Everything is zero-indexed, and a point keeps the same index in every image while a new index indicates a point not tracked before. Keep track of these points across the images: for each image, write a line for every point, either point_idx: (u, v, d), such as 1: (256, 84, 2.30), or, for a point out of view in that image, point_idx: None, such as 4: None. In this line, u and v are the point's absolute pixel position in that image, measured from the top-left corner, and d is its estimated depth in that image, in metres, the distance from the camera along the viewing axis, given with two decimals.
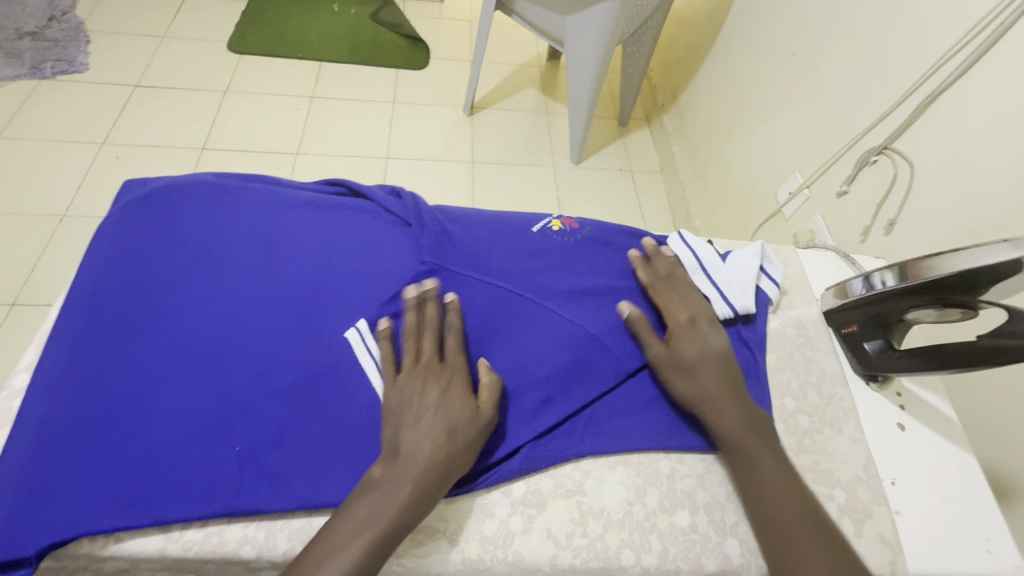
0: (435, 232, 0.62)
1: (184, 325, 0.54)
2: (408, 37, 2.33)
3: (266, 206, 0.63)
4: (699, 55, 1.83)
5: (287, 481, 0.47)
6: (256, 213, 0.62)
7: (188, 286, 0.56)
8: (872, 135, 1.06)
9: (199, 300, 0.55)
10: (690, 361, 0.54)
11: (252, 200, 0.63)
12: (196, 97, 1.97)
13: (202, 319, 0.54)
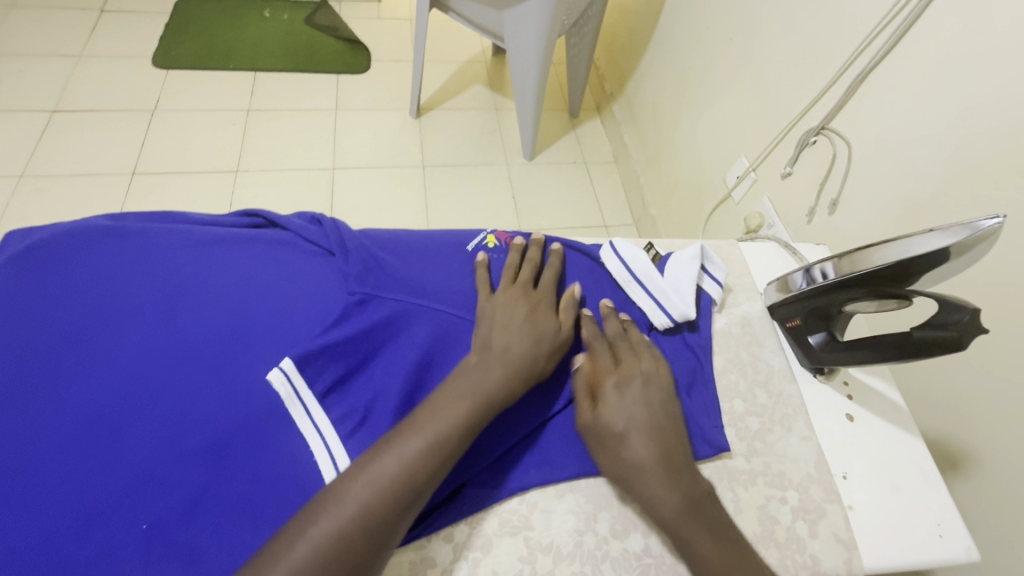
0: (362, 258, 0.58)
1: (78, 391, 0.48)
2: (346, 40, 2.24)
3: (172, 248, 0.58)
4: (642, 42, 1.82)
5: (205, 555, 0.43)
6: (161, 257, 0.57)
7: (83, 346, 0.51)
8: (810, 115, 1.06)
9: (98, 359, 0.50)
10: (620, 431, 0.49)
11: (157, 243, 0.58)
12: (122, 119, 1.85)
13: (99, 383, 0.49)
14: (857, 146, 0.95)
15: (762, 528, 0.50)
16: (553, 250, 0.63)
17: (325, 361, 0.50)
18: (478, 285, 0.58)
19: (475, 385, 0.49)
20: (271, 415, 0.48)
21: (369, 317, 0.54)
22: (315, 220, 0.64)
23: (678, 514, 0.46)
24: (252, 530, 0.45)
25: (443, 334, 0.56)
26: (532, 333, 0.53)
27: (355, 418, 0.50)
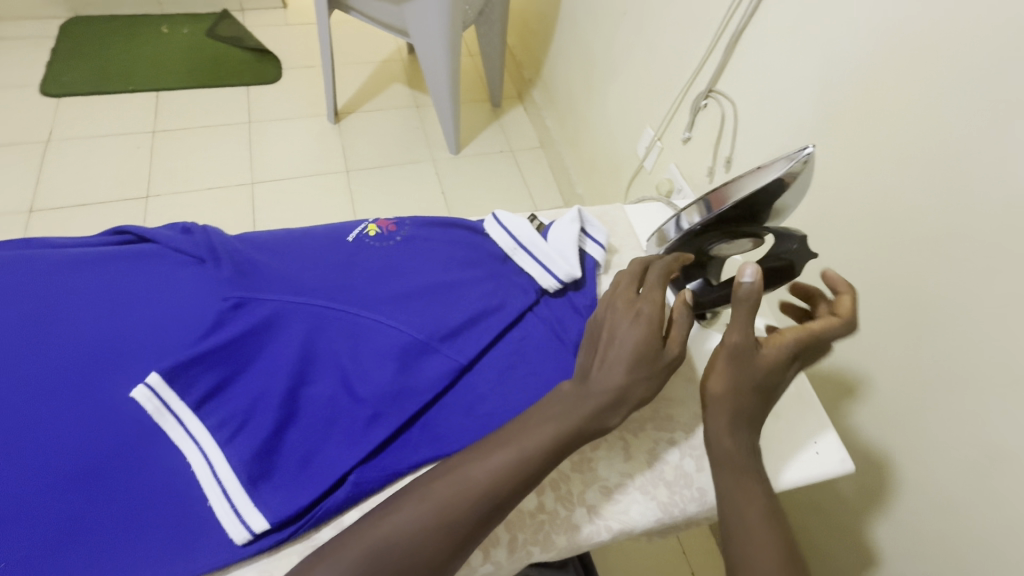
0: (236, 262, 0.57)
1: None
2: (254, 50, 2.17)
3: (23, 276, 0.55)
4: (550, 26, 1.84)
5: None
6: (10, 287, 0.54)
7: None
8: (698, 80, 1.10)
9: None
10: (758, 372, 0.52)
11: (6, 272, 0.55)
12: (13, 154, 1.73)
13: None
14: (740, 104, 1.00)
15: (651, 468, 0.52)
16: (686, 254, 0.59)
17: (197, 372, 0.49)
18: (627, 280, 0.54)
19: (563, 413, 0.48)
20: (146, 432, 0.48)
21: (246, 320, 0.52)
22: (186, 227, 0.61)
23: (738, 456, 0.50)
24: (125, 553, 0.44)
25: (322, 327, 0.54)
26: (627, 361, 0.49)
27: (233, 424, 0.49)
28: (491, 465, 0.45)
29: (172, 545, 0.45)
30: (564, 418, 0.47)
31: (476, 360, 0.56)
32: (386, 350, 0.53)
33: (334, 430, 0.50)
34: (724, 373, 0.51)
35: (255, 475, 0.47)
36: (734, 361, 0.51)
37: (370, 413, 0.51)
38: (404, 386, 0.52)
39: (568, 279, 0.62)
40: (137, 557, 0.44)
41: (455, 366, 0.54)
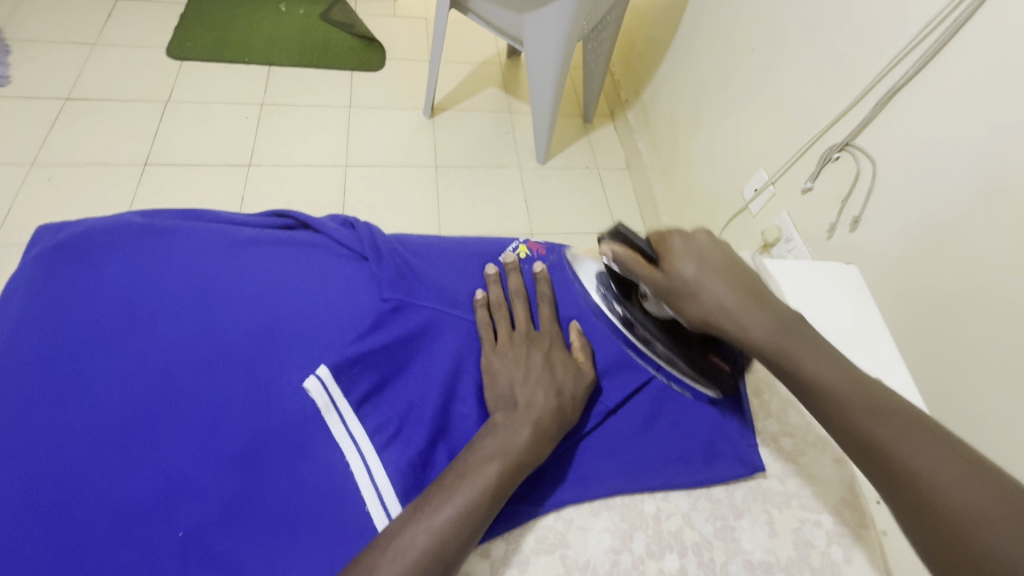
0: (396, 264, 0.59)
1: (110, 394, 0.48)
2: (361, 37, 2.24)
3: (200, 247, 0.57)
4: (659, 50, 1.82)
5: (238, 564, 0.43)
6: (190, 257, 0.56)
7: (113, 349, 0.50)
8: (832, 132, 1.06)
9: (122, 360, 0.49)
10: (695, 279, 0.53)
11: (185, 240, 0.58)
12: (135, 109, 1.84)
13: (128, 387, 0.48)
14: (882, 164, 0.95)
15: (798, 551, 0.49)
16: (573, 328, 0.59)
17: (362, 370, 0.50)
18: (482, 330, 0.56)
19: (505, 446, 0.46)
20: (309, 422, 0.48)
21: (404, 324, 0.54)
22: (348, 221, 0.66)
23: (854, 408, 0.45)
24: (287, 539, 0.44)
25: (470, 346, 0.56)
26: (553, 382, 0.52)
27: (390, 429, 0.49)
28: (449, 514, 0.42)
29: (336, 541, 0.44)
30: (505, 452, 0.46)
31: (619, 406, 0.56)
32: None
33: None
34: (715, 288, 0.53)
35: (410, 485, 0.47)
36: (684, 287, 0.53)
37: None
38: None
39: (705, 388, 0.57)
40: (299, 547, 0.44)
41: (603, 410, 0.54)
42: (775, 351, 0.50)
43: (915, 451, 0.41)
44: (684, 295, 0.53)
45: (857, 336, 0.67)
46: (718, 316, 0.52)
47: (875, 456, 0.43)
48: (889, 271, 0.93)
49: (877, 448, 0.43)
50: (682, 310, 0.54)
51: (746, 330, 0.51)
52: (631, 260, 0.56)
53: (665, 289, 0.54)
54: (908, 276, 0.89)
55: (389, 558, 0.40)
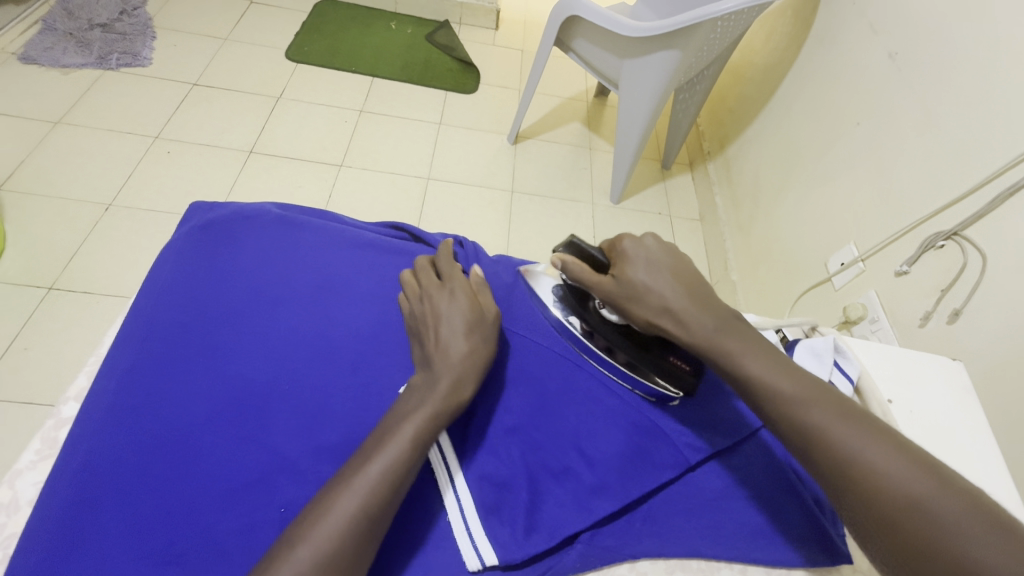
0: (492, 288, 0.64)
1: (235, 367, 0.52)
2: (460, 61, 2.36)
3: (328, 244, 0.64)
4: (752, 109, 1.81)
5: None
6: (319, 251, 0.63)
7: (241, 326, 0.55)
8: (939, 219, 1.02)
9: (250, 336, 0.54)
10: (640, 287, 0.55)
11: (315, 236, 0.65)
12: (250, 101, 2.00)
13: (252, 361, 0.53)
14: (992, 259, 0.90)
15: None
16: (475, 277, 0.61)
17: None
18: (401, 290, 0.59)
19: (423, 405, 0.48)
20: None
21: None
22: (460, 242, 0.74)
23: (794, 394, 0.48)
24: None
25: (548, 369, 0.58)
26: (462, 330, 0.53)
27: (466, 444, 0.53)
28: (373, 473, 0.43)
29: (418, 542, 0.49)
30: (422, 410, 0.47)
31: (699, 463, 0.54)
32: (617, 421, 0.55)
33: (563, 485, 0.52)
34: (660, 289, 0.54)
35: (489, 503, 0.50)
36: (624, 299, 0.55)
37: (595, 483, 0.52)
38: (629, 463, 0.53)
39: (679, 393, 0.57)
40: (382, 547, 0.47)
41: (683, 462, 0.53)
42: (721, 355, 0.51)
43: (792, 382, 0.48)
44: (631, 300, 0.55)
45: (961, 436, 0.63)
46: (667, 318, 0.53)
47: (758, 390, 0.49)
48: (990, 375, 0.87)
49: (758, 383, 0.49)
50: (630, 313, 0.55)
51: (687, 335, 0.53)
52: (581, 273, 0.58)
53: (617, 296, 0.56)
54: (1011, 381, 0.83)
55: (316, 516, 0.42)
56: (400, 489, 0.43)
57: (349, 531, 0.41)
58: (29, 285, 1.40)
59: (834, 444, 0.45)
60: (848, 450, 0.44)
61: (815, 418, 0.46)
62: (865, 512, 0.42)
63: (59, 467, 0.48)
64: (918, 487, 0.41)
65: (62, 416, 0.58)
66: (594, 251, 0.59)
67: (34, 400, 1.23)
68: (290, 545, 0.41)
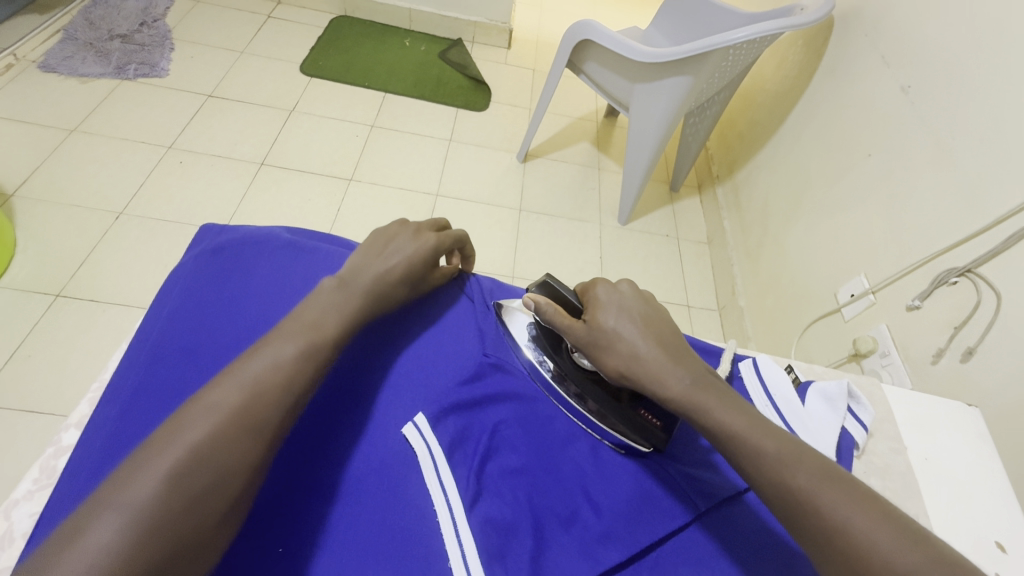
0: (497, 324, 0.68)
1: None
2: (472, 78, 2.38)
3: (335, 272, 0.67)
4: (762, 134, 1.81)
5: None
6: (325, 279, 0.66)
7: None
8: (952, 255, 1.01)
9: None
10: (610, 337, 0.58)
11: (323, 264, 0.68)
12: (264, 113, 2.02)
13: None
14: (1007, 298, 0.89)
15: None
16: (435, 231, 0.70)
17: (461, 422, 0.58)
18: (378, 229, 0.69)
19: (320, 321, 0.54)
20: (403, 471, 0.54)
21: (493, 383, 0.62)
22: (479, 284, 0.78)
23: (772, 449, 0.48)
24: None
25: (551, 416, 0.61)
26: (398, 256, 0.63)
27: (474, 485, 0.53)
28: (236, 396, 0.46)
29: None
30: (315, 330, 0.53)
31: (704, 512, 0.55)
32: (621, 469, 0.58)
33: (570, 533, 0.51)
34: (633, 338, 0.58)
35: (492, 549, 0.48)
36: (593, 345, 0.59)
37: (602, 530, 0.52)
38: (634, 511, 0.54)
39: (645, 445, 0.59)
40: None
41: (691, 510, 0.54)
42: (690, 406, 0.53)
43: (768, 437, 0.49)
44: (602, 349, 0.58)
45: (980, 487, 0.61)
46: (639, 370, 0.56)
47: (719, 432, 0.51)
48: (1006, 418, 0.85)
49: (720, 428, 0.51)
50: (602, 363, 0.58)
51: (665, 388, 0.54)
52: (556, 317, 0.60)
53: (588, 342, 0.59)
54: None
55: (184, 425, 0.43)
56: (286, 385, 0.48)
57: (218, 441, 0.43)
58: (37, 292, 1.40)
59: (783, 481, 0.47)
60: (798, 488, 0.46)
61: (767, 448, 0.48)
62: (818, 549, 0.44)
63: (53, 497, 0.48)
64: (887, 544, 0.42)
65: (62, 443, 0.59)
66: (560, 291, 0.62)
67: (35, 408, 1.23)
68: (179, 428, 0.43)
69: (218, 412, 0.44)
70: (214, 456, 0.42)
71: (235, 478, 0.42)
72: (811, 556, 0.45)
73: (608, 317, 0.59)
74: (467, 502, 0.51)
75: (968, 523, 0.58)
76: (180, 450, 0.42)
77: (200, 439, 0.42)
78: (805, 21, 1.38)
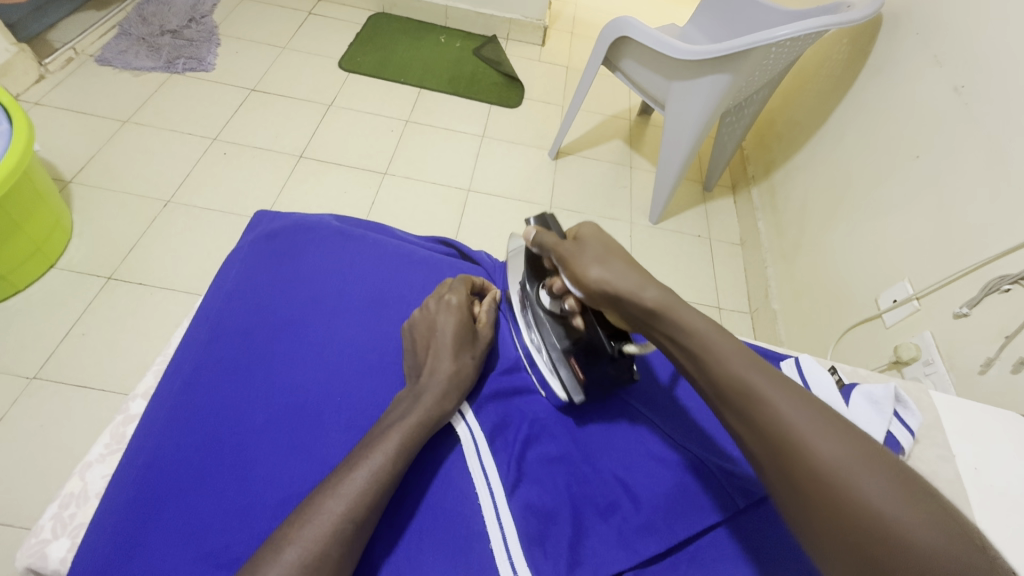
0: None
1: (290, 377, 0.58)
2: (506, 75, 2.39)
3: (381, 260, 0.72)
4: (802, 134, 1.77)
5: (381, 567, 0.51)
6: (370, 266, 0.71)
7: (296, 334, 0.62)
8: (1004, 261, 0.97)
9: (303, 346, 0.61)
10: (588, 252, 0.60)
11: (369, 251, 0.72)
12: (303, 107, 2.07)
13: (306, 372, 0.59)
14: None
15: None
16: (489, 299, 0.72)
17: (500, 410, 0.63)
18: (447, 291, 0.68)
19: (411, 410, 0.56)
20: (454, 458, 0.58)
21: (523, 380, 0.67)
22: None
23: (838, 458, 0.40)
24: (425, 552, 0.52)
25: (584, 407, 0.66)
26: (451, 349, 0.61)
27: (514, 473, 0.57)
28: (359, 481, 0.49)
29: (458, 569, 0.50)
30: (415, 417, 0.55)
31: (747, 508, 0.56)
32: (658, 462, 0.60)
33: (609, 522, 0.55)
34: (605, 253, 0.59)
35: (533, 534, 0.52)
36: (571, 259, 0.61)
37: (643, 521, 0.54)
38: (674, 505, 0.55)
39: (564, 396, 0.63)
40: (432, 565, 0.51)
41: (731, 506, 0.55)
42: (660, 307, 0.53)
43: (831, 442, 0.41)
44: (577, 263, 0.60)
45: None
46: (611, 279, 0.57)
47: (685, 334, 0.51)
48: None
49: (685, 329, 0.51)
50: (577, 274, 0.60)
51: (639, 290, 0.54)
52: (548, 238, 0.66)
53: (569, 254, 0.62)
54: None
55: (303, 522, 0.47)
56: (388, 485, 0.50)
57: (339, 542, 0.46)
58: (90, 274, 1.47)
59: (738, 378, 0.47)
60: (749, 384, 0.46)
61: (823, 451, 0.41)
62: (758, 442, 0.45)
63: (124, 465, 0.53)
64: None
65: (130, 412, 0.63)
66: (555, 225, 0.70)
67: (87, 384, 1.29)
68: (295, 529, 0.46)
69: (342, 506, 0.48)
70: (338, 556, 0.46)
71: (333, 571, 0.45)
72: (753, 455, 0.46)
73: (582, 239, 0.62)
74: (506, 496, 0.55)
75: (1013, 534, 0.56)
76: (305, 546, 0.45)
77: (322, 542, 0.45)
78: (854, 18, 1.34)
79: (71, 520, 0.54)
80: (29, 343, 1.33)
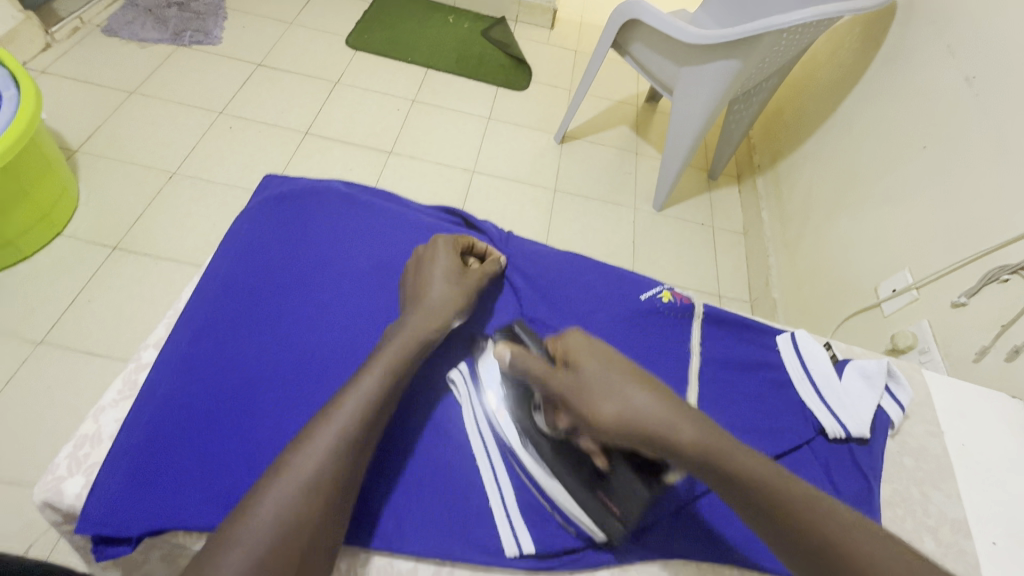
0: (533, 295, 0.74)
1: (298, 333, 0.61)
2: (513, 57, 2.38)
3: (388, 225, 0.73)
4: (810, 123, 1.76)
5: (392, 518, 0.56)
6: (377, 231, 0.72)
7: (304, 293, 0.64)
8: (1005, 252, 0.97)
9: (311, 304, 0.63)
10: (592, 383, 0.52)
11: (376, 216, 0.73)
12: (310, 83, 2.07)
13: (313, 329, 0.61)
14: None
15: None
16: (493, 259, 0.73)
17: None
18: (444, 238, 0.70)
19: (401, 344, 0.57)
20: (454, 424, 0.63)
21: None
22: (540, 249, 0.80)
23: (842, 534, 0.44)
24: (432, 508, 0.57)
25: None
26: (444, 288, 0.63)
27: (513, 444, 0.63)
28: (349, 411, 0.51)
29: (459, 522, 0.57)
30: (404, 352, 0.57)
31: None
32: None
33: None
34: (617, 389, 0.51)
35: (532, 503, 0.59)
36: (573, 395, 0.52)
37: None
38: None
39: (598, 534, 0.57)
40: (437, 520, 0.56)
41: None
42: (704, 451, 0.48)
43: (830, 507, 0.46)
44: (582, 397, 0.52)
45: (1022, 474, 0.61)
46: (638, 417, 0.49)
47: (736, 480, 0.47)
48: None
49: (741, 470, 0.47)
50: (587, 414, 0.51)
51: (673, 432, 0.48)
52: (530, 360, 0.57)
53: (571, 389, 0.53)
54: None
55: (294, 453, 0.49)
56: (377, 411, 0.52)
57: (325, 471, 0.48)
58: (97, 243, 1.49)
59: (780, 495, 0.46)
60: (810, 522, 0.45)
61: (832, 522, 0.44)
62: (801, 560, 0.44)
63: (135, 408, 0.55)
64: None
65: (142, 360, 0.64)
66: (529, 340, 0.62)
67: (93, 350, 1.31)
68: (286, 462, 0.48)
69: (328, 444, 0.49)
70: (328, 488, 0.48)
71: (320, 506, 0.47)
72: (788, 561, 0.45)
73: (579, 364, 0.54)
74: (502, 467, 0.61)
75: (997, 510, 0.58)
76: (296, 481, 0.47)
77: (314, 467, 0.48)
78: (868, 5, 1.32)
79: (86, 459, 0.56)
80: (37, 309, 1.35)
